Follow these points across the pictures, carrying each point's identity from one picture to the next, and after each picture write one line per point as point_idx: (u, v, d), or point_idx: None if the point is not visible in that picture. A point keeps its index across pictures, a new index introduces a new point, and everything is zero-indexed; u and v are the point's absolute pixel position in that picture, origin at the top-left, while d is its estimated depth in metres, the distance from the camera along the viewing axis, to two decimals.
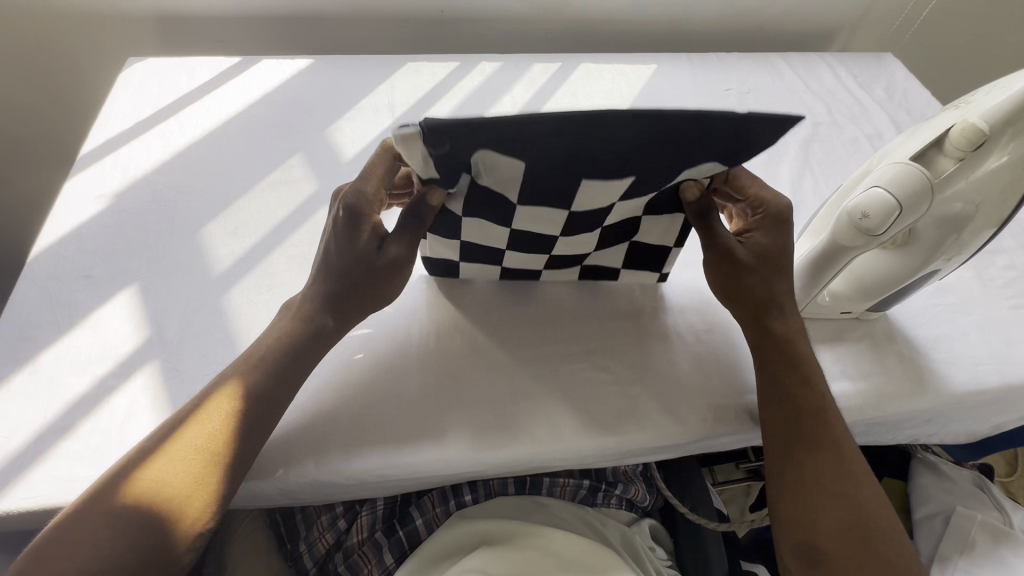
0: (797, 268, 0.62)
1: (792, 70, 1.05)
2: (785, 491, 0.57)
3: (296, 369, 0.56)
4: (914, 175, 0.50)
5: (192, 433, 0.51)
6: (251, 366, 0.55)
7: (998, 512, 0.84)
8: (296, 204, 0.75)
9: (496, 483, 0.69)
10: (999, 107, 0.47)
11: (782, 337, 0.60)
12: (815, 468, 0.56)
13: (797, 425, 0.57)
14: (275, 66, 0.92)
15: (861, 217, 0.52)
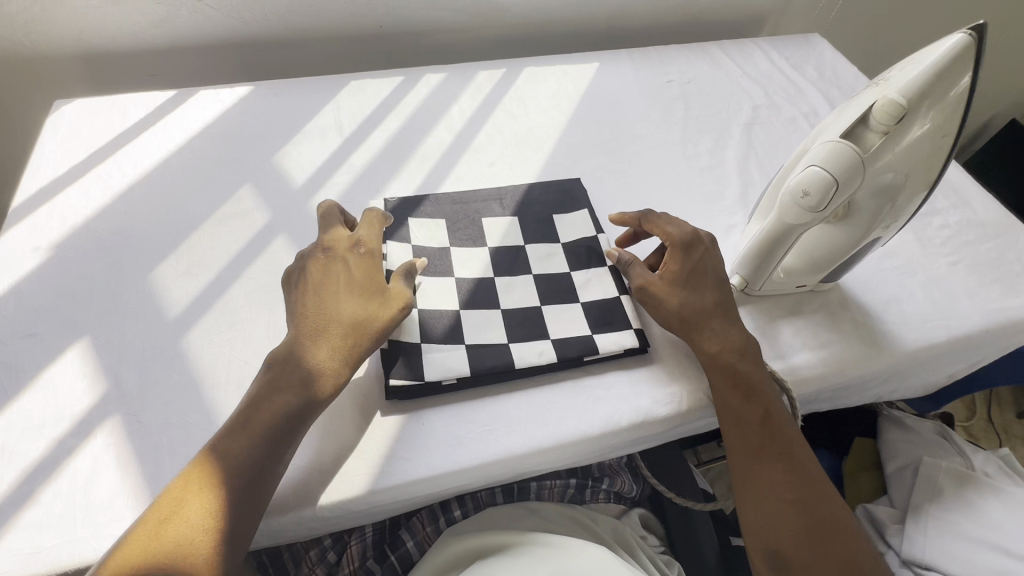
0: (750, 252, 0.64)
1: (728, 57, 1.08)
2: (750, 499, 0.58)
3: (286, 431, 0.54)
4: (845, 151, 0.52)
5: (213, 470, 0.51)
6: (240, 426, 0.53)
7: (961, 457, 0.89)
8: (249, 237, 0.73)
9: (484, 495, 0.71)
10: (915, 81, 0.50)
11: (730, 350, 0.62)
12: (770, 475, 0.58)
13: (748, 437, 0.60)
14: (213, 96, 0.90)
15: (802, 195, 0.54)
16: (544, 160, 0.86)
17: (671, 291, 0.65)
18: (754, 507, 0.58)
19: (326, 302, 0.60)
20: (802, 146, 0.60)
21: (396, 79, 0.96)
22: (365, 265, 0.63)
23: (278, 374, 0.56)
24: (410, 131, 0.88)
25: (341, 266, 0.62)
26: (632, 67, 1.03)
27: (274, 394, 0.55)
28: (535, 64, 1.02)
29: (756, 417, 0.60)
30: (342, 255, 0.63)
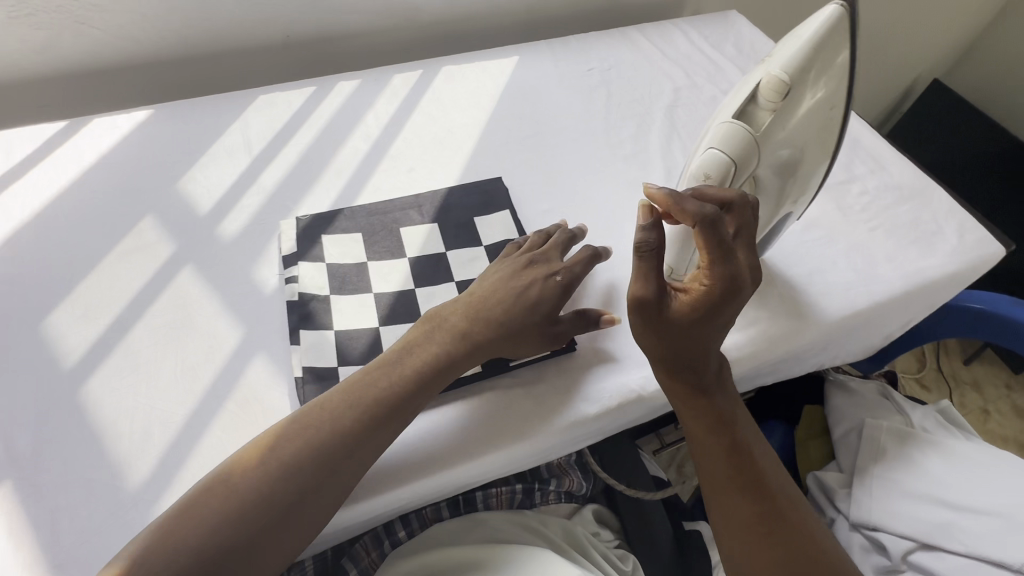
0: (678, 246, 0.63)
1: (648, 40, 1.08)
2: (724, 529, 0.59)
3: (324, 480, 0.52)
4: (738, 131, 0.52)
5: (237, 482, 0.50)
6: (270, 459, 0.52)
7: (900, 415, 0.91)
8: (151, 272, 0.68)
9: (430, 512, 0.69)
10: (794, 56, 0.51)
11: (702, 376, 0.59)
12: (741, 506, 0.58)
13: (718, 468, 0.60)
14: (108, 123, 0.84)
15: (703, 180, 0.54)
16: (464, 161, 0.84)
17: (661, 330, 0.55)
18: (727, 535, 0.59)
19: (434, 341, 0.59)
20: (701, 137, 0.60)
21: (308, 89, 0.92)
22: (549, 293, 0.63)
23: (333, 414, 0.54)
24: (324, 143, 0.85)
25: (538, 286, 0.63)
26: (552, 58, 1.02)
27: (309, 442, 0.52)
28: (452, 62, 0.99)
29: (722, 444, 0.60)
30: (536, 276, 0.63)
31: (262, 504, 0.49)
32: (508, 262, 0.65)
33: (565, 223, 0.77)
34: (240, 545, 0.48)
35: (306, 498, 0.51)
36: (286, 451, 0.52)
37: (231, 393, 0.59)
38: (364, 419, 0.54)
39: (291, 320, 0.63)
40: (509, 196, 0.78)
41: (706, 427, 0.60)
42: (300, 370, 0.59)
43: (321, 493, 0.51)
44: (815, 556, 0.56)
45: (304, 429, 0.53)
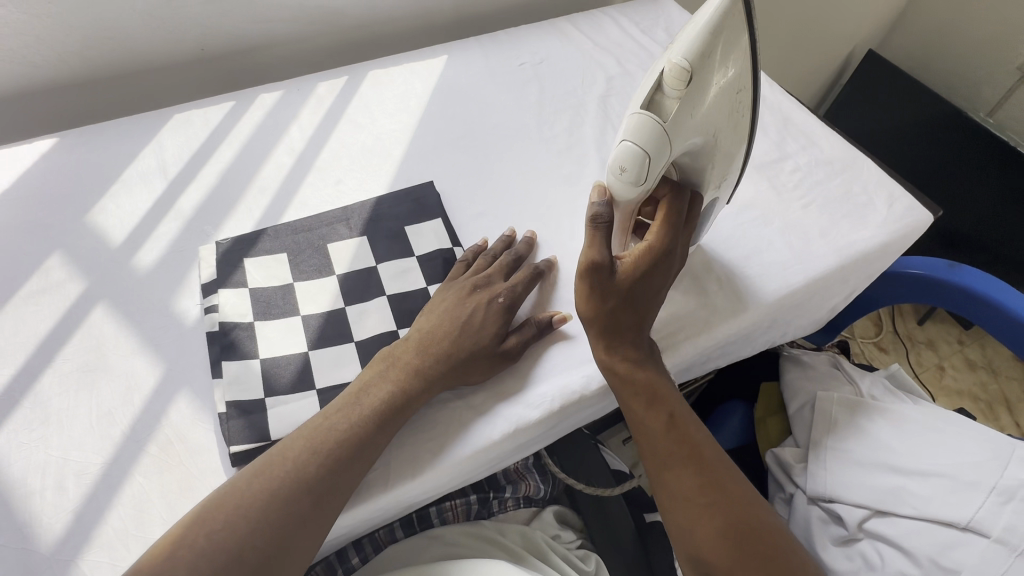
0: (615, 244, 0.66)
1: (579, 30, 1.06)
2: (668, 505, 0.58)
3: (291, 529, 0.50)
4: (646, 124, 0.55)
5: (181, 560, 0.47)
6: (217, 526, 0.49)
7: (851, 385, 0.93)
8: (61, 313, 0.64)
9: (383, 534, 0.67)
10: (694, 46, 0.52)
11: (635, 352, 0.60)
12: (681, 480, 0.57)
13: (656, 444, 0.59)
14: (8, 156, 0.78)
15: (621, 172, 0.57)
16: (394, 169, 0.81)
17: (609, 289, 0.58)
18: (674, 516, 0.57)
19: (387, 379, 0.57)
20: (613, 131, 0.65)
21: (227, 104, 0.88)
22: (494, 316, 0.62)
23: (289, 450, 0.53)
24: (246, 160, 0.81)
25: (482, 311, 0.62)
26: (482, 54, 1.00)
27: (263, 494, 0.50)
28: (379, 65, 0.96)
29: (661, 423, 0.59)
30: (480, 300, 0.62)
31: (223, 567, 0.48)
32: (453, 287, 0.64)
33: (500, 224, 0.75)
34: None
35: (267, 556, 0.49)
36: (245, 507, 0.50)
37: (153, 435, 0.56)
38: (318, 469, 0.52)
39: (212, 353, 0.60)
40: (441, 201, 0.76)
41: (643, 406, 0.59)
42: (224, 405, 0.56)
43: (282, 552, 0.50)
44: (759, 531, 0.55)
45: (263, 483, 0.51)
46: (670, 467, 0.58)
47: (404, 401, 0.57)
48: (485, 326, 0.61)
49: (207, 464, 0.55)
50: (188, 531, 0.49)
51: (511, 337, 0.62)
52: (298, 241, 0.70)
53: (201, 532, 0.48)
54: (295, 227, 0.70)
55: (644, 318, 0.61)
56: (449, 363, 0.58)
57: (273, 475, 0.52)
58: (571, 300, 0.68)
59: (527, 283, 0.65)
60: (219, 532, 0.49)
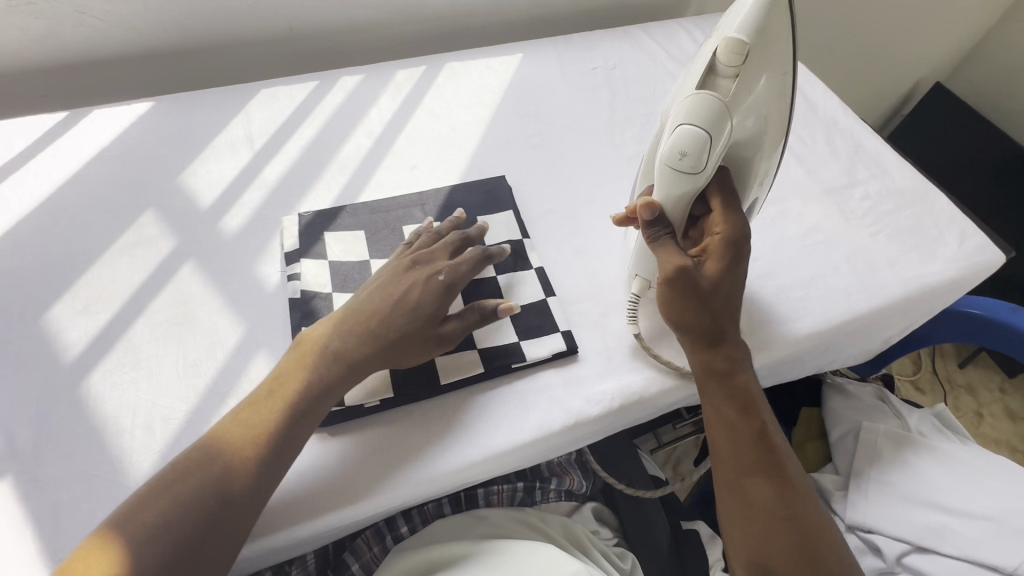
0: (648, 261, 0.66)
1: (653, 40, 1.07)
2: (738, 511, 0.57)
3: (247, 484, 0.51)
4: (705, 103, 0.57)
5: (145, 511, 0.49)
6: (185, 478, 0.51)
7: (897, 419, 0.91)
8: (152, 265, 0.68)
9: (431, 508, 0.70)
10: (745, 28, 0.56)
11: (732, 358, 0.61)
12: (760, 488, 0.57)
13: (741, 449, 0.59)
14: (109, 115, 0.83)
15: (681, 156, 0.59)
16: (467, 160, 0.83)
17: (705, 289, 0.60)
18: (740, 518, 0.57)
19: (342, 342, 0.58)
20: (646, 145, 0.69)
21: (311, 83, 0.91)
22: (432, 293, 0.61)
23: (250, 411, 0.55)
24: (326, 139, 0.84)
25: (419, 287, 0.61)
26: (557, 56, 1.01)
27: (227, 450, 0.52)
28: (455, 58, 0.99)
29: (750, 430, 0.59)
30: (418, 277, 0.61)
31: (181, 519, 0.49)
32: (392, 263, 0.64)
33: (567, 223, 0.77)
34: (179, 557, 0.47)
35: (222, 510, 0.50)
36: (207, 464, 0.51)
37: (234, 390, 0.59)
38: (274, 428, 0.54)
39: (293, 319, 0.63)
40: (512, 195, 0.78)
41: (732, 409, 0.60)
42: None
43: (237, 506, 0.50)
44: (824, 553, 0.55)
45: (226, 441, 0.53)
46: (750, 474, 0.58)
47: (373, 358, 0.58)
48: (422, 305, 0.60)
49: None
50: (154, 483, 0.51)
51: (452, 320, 0.61)
52: (375, 221, 0.73)
53: (166, 484, 0.50)
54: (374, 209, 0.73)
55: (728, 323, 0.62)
56: (394, 337, 0.58)
57: (227, 436, 0.53)
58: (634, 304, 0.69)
59: (474, 260, 0.64)
60: (182, 484, 0.50)
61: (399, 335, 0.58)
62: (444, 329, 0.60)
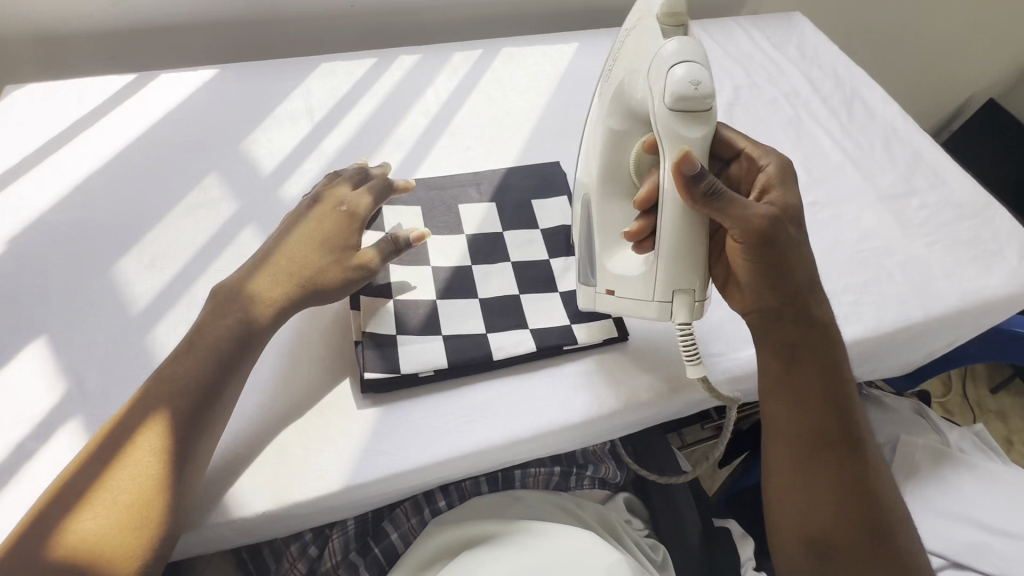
0: (682, 256, 0.55)
1: (709, 36, 1.06)
2: (799, 488, 0.60)
3: (193, 420, 0.50)
4: (689, 42, 0.53)
5: (99, 459, 0.47)
6: (132, 423, 0.49)
7: (937, 434, 0.90)
8: (215, 227, 0.70)
9: (469, 485, 0.69)
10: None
11: (818, 339, 0.60)
12: (830, 468, 0.59)
13: (818, 430, 0.60)
14: (176, 80, 0.85)
15: (694, 86, 0.52)
16: (522, 144, 0.84)
17: (790, 245, 0.58)
18: (806, 497, 0.59)
19: (267, 277, 0.57)
20: (596, 180, 0.62)
21: (369, 61, 0.92)
22: (335, 224, 0.61)
23: (185, 351, 0.53)
24: (384, 115, 0.85)
25: (323, 222, 0.61)
26: (612, 47, 1.01)
27: (165, 390, 0.51)
28: (512, 44, 0.99)
29: (830, 413, 0.60)
30: (319, 214, 0.61)
31: (136, 462, 0.47)
32: (292, 213, 0.63)
33: None
34: (147, 498, 0.46)
35: (173, 447, 0.49)
36: (149, 408, 0.50)
37: (292, 352, 0.61)
38: (210, 362, 0.52)
39: None
40: (566, 182, 0.78)
41: (814, 392, 0.60)
42: (360, 334, 0.60)
43: (187, 439, 0.49)
44: (888, 522, 0.59)
45: (162, 384, 0.51)
46: (822, 454, 0.59)
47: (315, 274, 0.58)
48: (332, 238, 0.60)
49: (338, 386, 0.59)
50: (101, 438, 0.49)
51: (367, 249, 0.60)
52: (432, 198, 0.73)
53: (111, 433, 0.49)
54: (431, 186, 0.74)
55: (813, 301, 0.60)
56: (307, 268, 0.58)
57: (164, 378, 0.52)
58: None
59: (382, 185, 0.65)
60: (127, 429, 0.49)
61: (313, 264, 0.58)
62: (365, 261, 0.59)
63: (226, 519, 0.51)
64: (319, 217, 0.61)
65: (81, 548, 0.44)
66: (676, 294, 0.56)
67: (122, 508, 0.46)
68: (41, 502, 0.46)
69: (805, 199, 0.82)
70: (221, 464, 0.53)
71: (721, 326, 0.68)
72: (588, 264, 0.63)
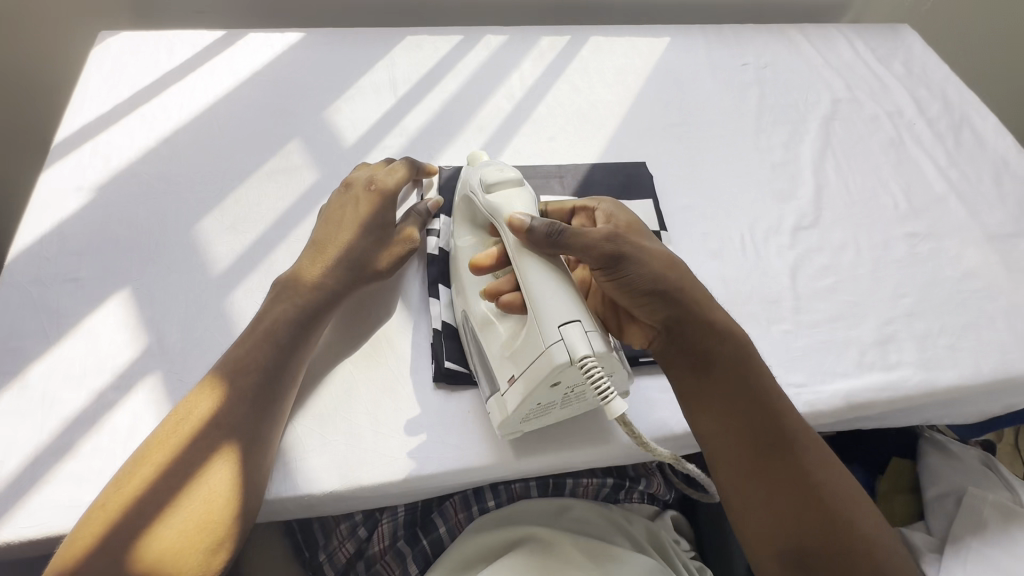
0: (554, 291, 0.50)
1: (809, 42, 0.99)
2: (755, 498, 0.52)
3: (266, 399, 0.49)
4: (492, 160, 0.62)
5: (171, 435, 0.45)
6: (207, 399, 0.47)
7: (1011, 492, 0.81)
8: (295, 195, 0.69)
9: (519, 488, 0.67)
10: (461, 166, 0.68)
11: (714, 354, 0.56)
12: (779, 475, 0.52)
13: (752, 438, 0.54)
14: (263, 40, 0.84)
15: (499, 168, 0.59)
16: (607, 140, 0.80)
17: (648, 255, 0.56)
18: (763, 501, 0.52)
19: (319, 259, 0.57)
20: (461, 286, 0.59)
21: (455, 38, 0.90)
22: (372, 206, 0.59)
23: (251, 330, 0.52)
24: (467, 97, 0.83)
25: (357, 206, 0.60)
26: (706, 45, 0.96)
27: (234, 367, 0.49)
28: (601, 32, 0.95)
29: (758, 422, 0.54)
30: (354, 198, 0.60)
31: (209, 441, 0.45)
32: (336, 198, 0.61)
33: (705, 224, 0.74)
34: (226, 478, 0.44)
35: (243, 427, 0.47)
36: (222, 385, 0.48)
37: (367, 332, 0.60)
38: (284, 338, 0.51)
39: (431, 271, 0.63)
40: (652, 184, 0.75)
41: (739, 393, 0.55)
42: (440, 323, 0.60)
43: (261, 418, 0.48)
44: (854, 521, 0.51)
45: (231, 361, 0.50)
46: (764, 460, 0.53)
47: (361, 254, 0.58)
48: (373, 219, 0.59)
49: (411, 372, 0.58)
50: (172, 416, 0.47)
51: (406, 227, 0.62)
52: None
53: (183, 409, 0.47)
54: None
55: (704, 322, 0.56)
56: (355, 247, 0.58)
57: (234, 357, 0.50)
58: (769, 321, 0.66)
59: (408, 165, 0.65)
60: (199, 405, 0.47)
61: (359, 244, 0.58)
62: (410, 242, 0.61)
63: (295, 495, 0.51)
64: (353, 199, 0.60)
65: (157, 531, 0.41)
66: (563, 328, 0.48)
67: (203, 518, 0.42)
68: (93, 532, 0.41)
69: (904, 229, 0.77)
70: (294, 441, 0.53)
71: (805, 355, 0.64)
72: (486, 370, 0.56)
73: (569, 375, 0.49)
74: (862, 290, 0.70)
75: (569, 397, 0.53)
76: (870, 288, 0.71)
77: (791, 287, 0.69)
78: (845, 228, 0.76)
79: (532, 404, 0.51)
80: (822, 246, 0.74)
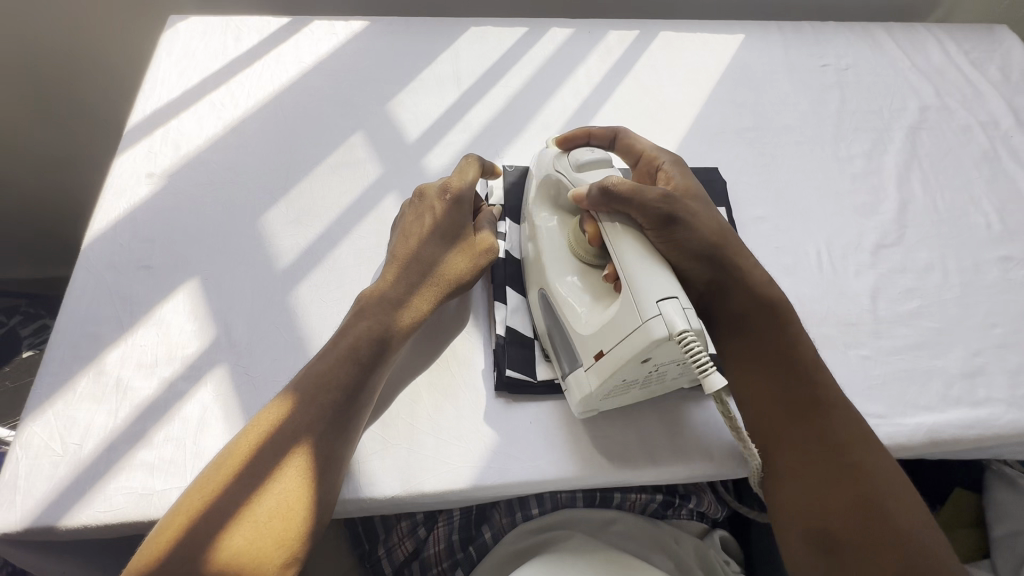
0: (650, 268, 0.48)
1: (895, 43, 0.92)
2: (785, 472, 0.50)
3: (344, 416, 0.48)
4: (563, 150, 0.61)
5: (252, 441, 0.46)
6: (289, 412, 0.47)
7: None
8: (360, 190, 0.69)
9: (564, 497, 0.64)
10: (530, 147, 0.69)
11: (767, 320, 0.55)
12: (807, 437, 0.51)
13: (787, 400, 0.52)
14: (328, 28, 0.83)
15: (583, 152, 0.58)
16: (677, 143, 0.77)
17: (698, 217, 0.55)
18: (797, 465, 0.50)
19: (396, 271, 0.56)
20: (541, 268, 0.57)
21: (520, 30, 0.87)
22: (444, 217, 0.58)
23: (333, 343, 0.52)
24: (532, 93, 0.80)
25: (428, 216, 0.59)
26: (782, 43, 0.90)
27: (314, 380, 0.49)
28: (672, 27, 0.90)
29: (797, 389, 0.52)
30: (425, 207, 0.59)
31: (287, 456, 0.45)
32: (408, 208, 0.61)
33: (779, 236, 0.70)
34: (298, 496, 0.44)
35: (320, 444, 0.46)
36: (304, 398, 0.48)
37: (433, 339, 0.59)
38: (364, 355, 0.51)
39: (495, 276, 0.62)
40: (726, 192, 0.72)
41: (777, 357, 0.54)
42: (503, 328, 0.58)
43: (338, 435, 0.47)
44: (891, 506, 0.47)
45: (313, 374, 0.49)
46: (799, 423, 0.51)
47: (440, 267, 0.57)
48: (446, 230, 0.58)
49: (471, 377, 0.57)
50: (253, 424, 0.47)
51: (482, 231, 0.60)
52: None
53: (264, 419, 0.47)
54: None
55: (754, 287, 0.55)
56: (430, 260, 0.57)
57: (317, 370, 0.50)
58: (847, 345, 0.63)
59: (478, 164, 0.62)
60: (279, 416, 0.47)
61: (434, 256, 0.57)
62: (492, 246, 0.58)
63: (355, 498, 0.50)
64: (424, 209, 0.59)
65: (229, 545, 0.41)
66: (662, 303, 0.46)
67: (279, 533, 0.42)
68: (172, 532, 0.41)
69: (997, 252, 0.72)
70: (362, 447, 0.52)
71: (886, 383, 0.60)
72: (566, 349, 0.55)
73: (662, 352, 0.47)
74: (949, 317, 0.66)
75: (651, 376, 0.51)
76: (958, 315, 0.66)
77: (871, 311, 0.65)
78: (931, 248, 0.71)
79: (616, 380, 0.50)
80: (905, 266, 0.69)
